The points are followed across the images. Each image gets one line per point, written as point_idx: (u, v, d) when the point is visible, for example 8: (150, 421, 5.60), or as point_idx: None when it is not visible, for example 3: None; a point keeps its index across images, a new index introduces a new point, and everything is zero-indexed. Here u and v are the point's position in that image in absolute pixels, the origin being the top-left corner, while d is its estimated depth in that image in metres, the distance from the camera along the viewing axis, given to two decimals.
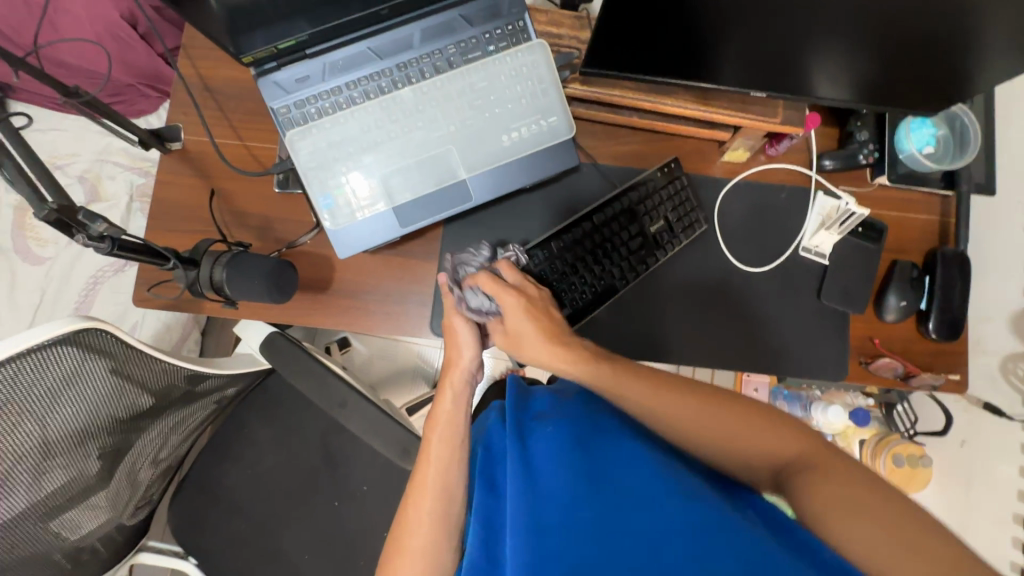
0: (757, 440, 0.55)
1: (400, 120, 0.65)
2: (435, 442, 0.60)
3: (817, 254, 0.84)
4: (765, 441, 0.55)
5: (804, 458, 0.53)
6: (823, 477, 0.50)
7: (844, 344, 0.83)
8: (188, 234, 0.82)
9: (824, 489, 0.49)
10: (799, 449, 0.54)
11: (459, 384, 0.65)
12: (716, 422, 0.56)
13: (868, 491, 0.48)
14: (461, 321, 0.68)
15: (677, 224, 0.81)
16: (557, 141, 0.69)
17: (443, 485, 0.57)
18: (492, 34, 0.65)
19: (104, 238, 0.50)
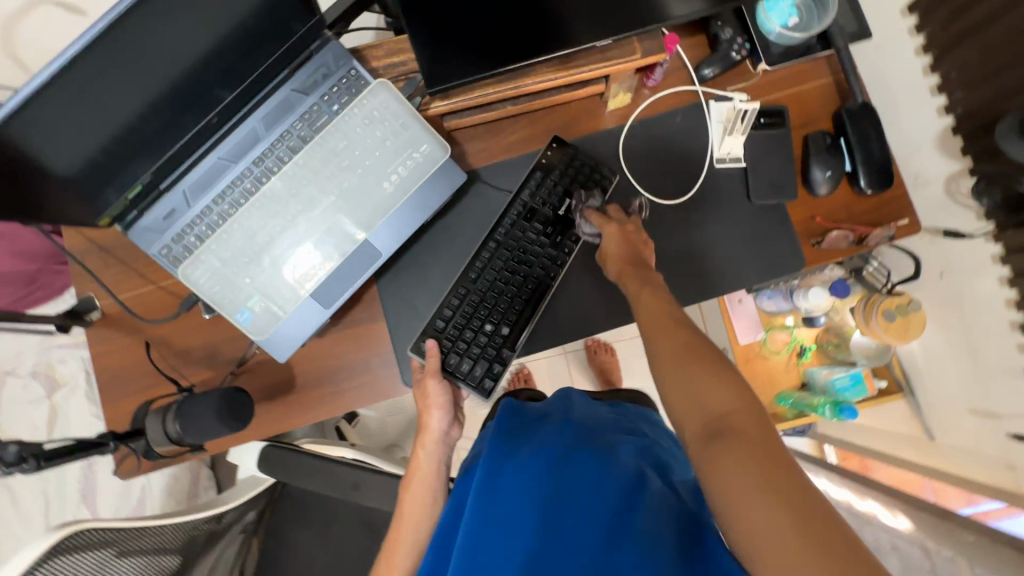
0: (703, 391, 0.52)
1: (279, 212, 0.65)
2: (410, 504, 0.69)
3: (732, 161, 0.83)
4: (713, 392, 0.51)
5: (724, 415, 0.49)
6: (736, 450, 0.45)
7: (791, 232, 0.82)
8: (143, 392, 0.82)
9: (729, 466, 0.44)
10: (729, 409, 0.49)
11: (432, 445, 0.72)
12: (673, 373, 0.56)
13: (770, 480, 0.42)
14: (435, 384, 0.71)
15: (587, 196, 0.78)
16: (436, 166, 0.68)
17: (415, 535, 0.66)
18: (330, 94, 0.64)
19: (23, 458, 0.48)
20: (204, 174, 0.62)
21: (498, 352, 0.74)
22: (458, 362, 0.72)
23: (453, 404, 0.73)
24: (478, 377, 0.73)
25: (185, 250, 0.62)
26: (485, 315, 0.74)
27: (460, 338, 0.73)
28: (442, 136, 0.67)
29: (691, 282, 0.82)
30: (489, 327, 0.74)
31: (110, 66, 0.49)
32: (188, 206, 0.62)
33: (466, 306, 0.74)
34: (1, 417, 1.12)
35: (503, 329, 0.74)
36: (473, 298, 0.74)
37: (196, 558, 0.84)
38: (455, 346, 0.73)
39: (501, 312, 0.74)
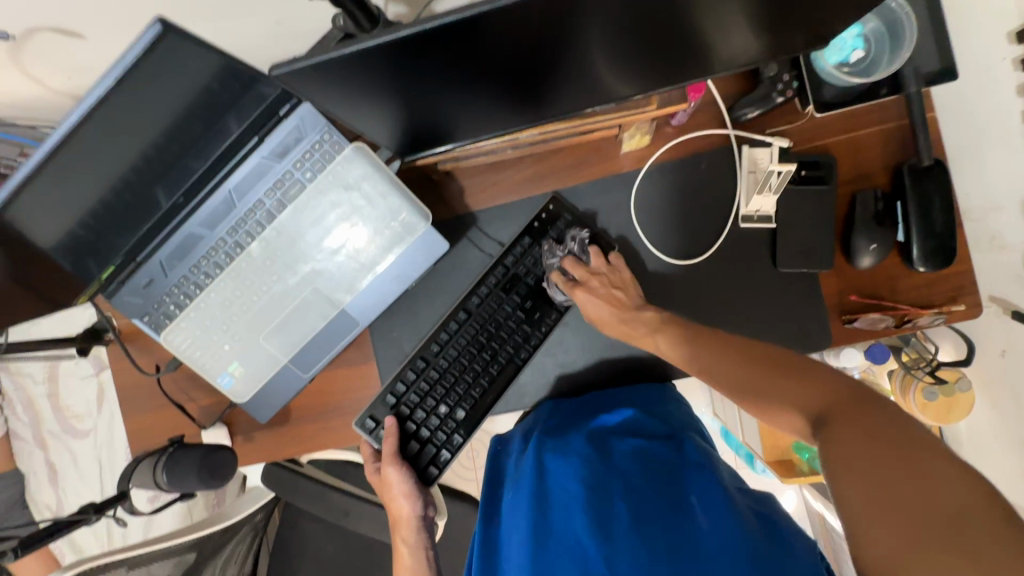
0: (793, 392, 0.54)
1: (253, 283, 0.63)
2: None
3: (761, 218, 0.73)
4: (800, 395, 0.53)
5: (830, 405, 0.51)
6: (834, 440, 0.47)
7: (818, 305, 0.73)
8: (155, 411, 0.87)
9: (840, 449, 0.46)
10: (827, 400, 0.51)
11: (410, 533, 0.70)
12: (732, 371, 0.59)
13: (872, 448, 0.45)
14: (396, 471, 0.69)
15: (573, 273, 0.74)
16: (416, 237, 0.64)
17: None
18: (302, 162, 0.60)
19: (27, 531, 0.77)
20: (178, 245, 0.61)
21: (451, 433, 0.72)
22: (410, 443, 0.71)
23: (422, 487, 0.70)
24: (426, 460, 0.71)
25: (165, 318, 0.63)
26: (441, 395, 0.72)
27: (412, 417, 0.72)
28: (423, 205, 0.63)
29: None
30: (443, 409, 0.72)
31: (68, 171, 0.49)
32: (166, 276, 0.62)
33: (432, 377, 0.72)
34: (64, 387, 1.28)
35: (462, 411, 0.72)
36: (440, 374, 0.72)
37: (211, 555, 0.94)
38: (410, 423, 0.72)
39: (460, 391, 0.72)
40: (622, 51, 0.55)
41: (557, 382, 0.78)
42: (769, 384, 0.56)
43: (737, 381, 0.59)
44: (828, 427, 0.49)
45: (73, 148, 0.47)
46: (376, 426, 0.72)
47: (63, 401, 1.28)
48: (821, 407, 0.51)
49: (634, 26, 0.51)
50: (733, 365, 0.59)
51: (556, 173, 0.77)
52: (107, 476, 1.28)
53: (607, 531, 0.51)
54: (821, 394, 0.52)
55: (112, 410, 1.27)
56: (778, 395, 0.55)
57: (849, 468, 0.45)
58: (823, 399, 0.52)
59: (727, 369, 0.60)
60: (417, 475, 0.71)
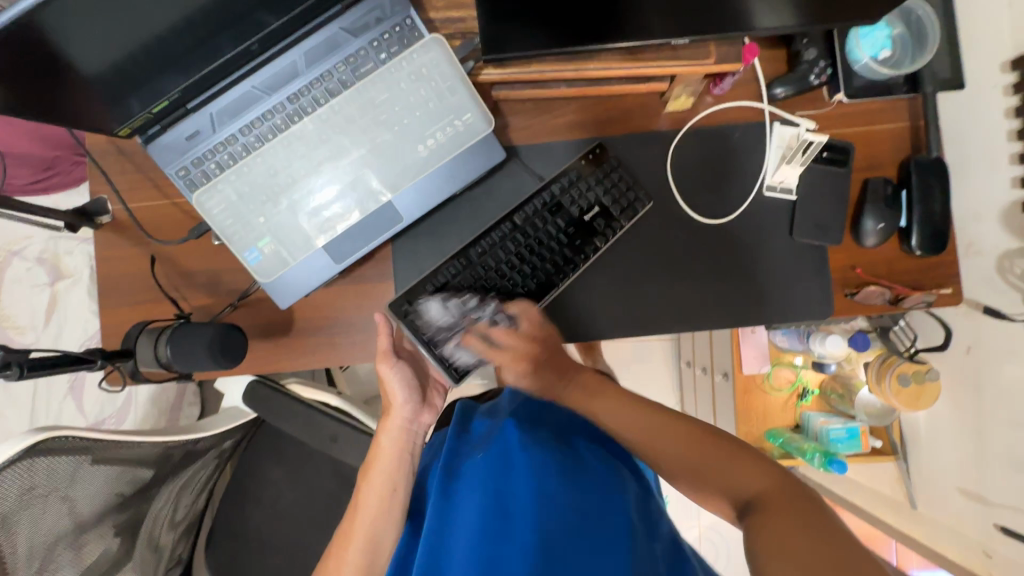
0: (732, 471, 0.55)
1: (305, 156, 0.61)
2: (368, 493, 0.64)
3: (783, 190, 0.79)
4: (742, 473, 0.54)
5: (766, 492, 0.51)
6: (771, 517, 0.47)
7: (826, 279, 0.79)
8: (140, 306, 0.81)
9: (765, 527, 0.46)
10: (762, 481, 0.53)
11: (395, 429, 0.70)
12: (693, 457, 0.58)
13: (805, 532, 0.44)
14: (390, 368, 0.71)
15: (613, 213, 0.77)
16: (477, 139, 0.64)
17: (375, 528, 0.62)
18: (380, 41, 0.60)
19: None
20: (234, 103, 0.59)
21: (484, 339, 0.72)
22: (433, 337, 0.70)
23: (417, 387, 0.72)
24: (457, 358, 0.71)
25: (202, 178, 0.60)
26: (481, 299, 0.73)
27: (448, 312, 0.71)
28: (488, 108, 0.63)
29: (711, 307, 0.79)
30: (482, 313, 0.72)
31: None
32: (214, 132, 0.59)
33: (472, 280, 0.72)
34: (8, 295, 1.16)
35: (500, 318, 0.72)
36: (482, 278, 0.73)
37: (169, 476, 0.87)
38: (446, 323, 0.71)
39: (498, 299, 0.73)
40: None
41: (574, 322, 0.79)
42: (717, 467, 0.57)
43: (684, 465, 0.59)
44: (762, 512, 0.48)
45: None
46: (409, 311, 0.70)
47: (3, 310, 1.15)
48: (758, 491, 0.51)
49: None
50: (691, 442, 0.60)
51: (600, 121, 0.80)
52: (39, 400, 1.15)
53: (569, 551, 0.50)
54: (764, 481, 0.52)
55: (61, 325, 1.15)
56: (728, 474, 0.55)
57: (770, 547, 0.44)
58: (757, 488, 0.52)
59: (674, 456, 0.60)
60: (413, 372, 0.72)
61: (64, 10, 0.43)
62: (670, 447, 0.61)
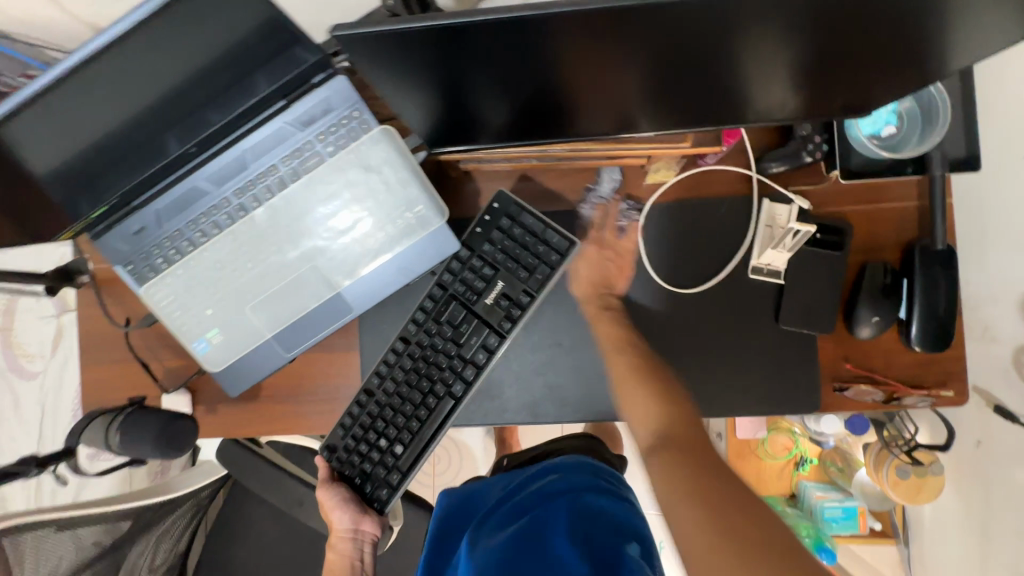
0: (634, 407, 0.69)
1: (253, 249, 0.60)
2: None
3: (769, 273, 0.73)
4: (646, 415, 0.68)
5: (670, 441, 0.64)
6: (689, 466, 0.59)
7: (814, 369, 0.73)
8: (116, 364, 0.82)
9: (675, 479, 0.59)
10: (672, 427, 0.66)
11: (342, 541, 0.73)
12: (638, 407, 0.69)
13: (715, 485, 0.57)
14: (325, 494, 0.73)
15: (521, 281, 0.70)
16: (429, 230, 0.62)
17: None
18: (328, 133, 0.58)
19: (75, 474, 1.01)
20: (178, 198, 0.58)
21: (402, 454, 0.72)
22: (347, 469, 0.74)
23: (357, 501, 0.73)
24: (376, 486, 0.73)
25: (150, 272, 0.60)
26: (389, 420, 0.72)
27: (362, 444, 0.73)
28: (442, 200, 0.61)
29: (687, 393, 0.74)
30: (395, 431, 0.72)
31: (82, 103, 0.46)
32: (160, 227, 0.59)
33: (381, 401, 0.73)
34: (19, 324, 1.21)
35: (407, 437, 0.72)
36: (389, 398, 0.72)
37: (142, 530, 0.88)
38: (360, 451, 0.73)
39: (407, 413, 0.72)
40: (672, 92, 0.55)
41: (540, 402, 0.76)
42: (641, 408, 0.68)
43: (632, 403, 0.70)
44: (671, 454, 0.62)
45: (93, 76, 0.44)
46: (331, 455, 0.74)
47: (16, 339, 1.21)
48: (669, 437, 0.65)
49: (686, 62, 0.50)
50: (632, 384, 0.70)
51: (576, 192, 0.76)
52: (46, 425, 1.21)
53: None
54: (687, 434, 0.65)
55: (66, 355, 1.20)
56: (644, 411, 0.68)
57: (684, 512, 0.55)
58: (670, 429, 0.66)
59: (644, 407, 0.68)
60: (349, 490, 0.73)
61: (10, 138, 0.45)
62: (634, 399, 0.69)
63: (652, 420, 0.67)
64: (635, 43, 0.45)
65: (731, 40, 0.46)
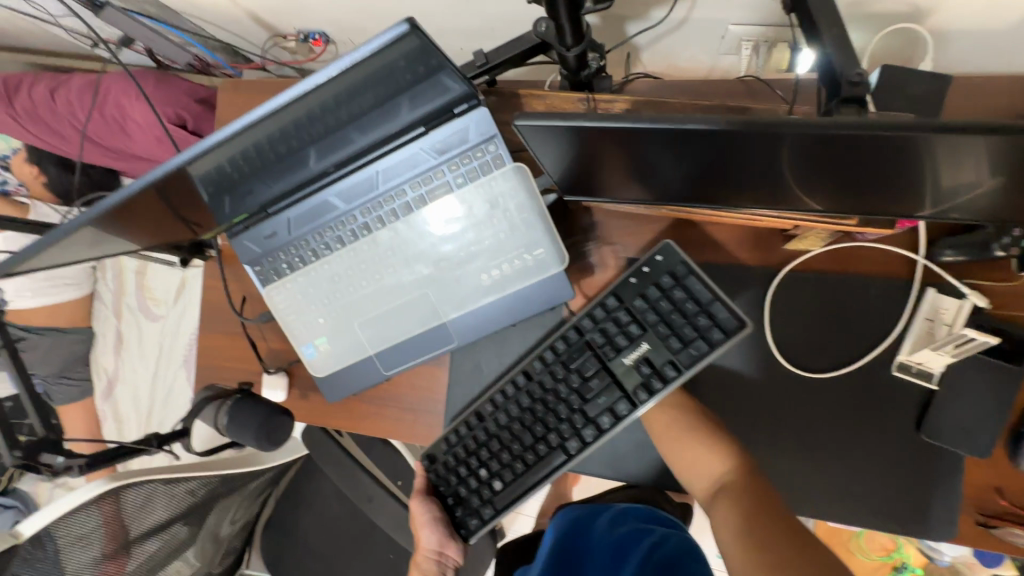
0: (691, 465, 0.65)
1: (370, 267, 0.61)
2: None
3: (919, 373, 0.63)
4: (699, 467, 0.64)
5: (730, 474, 0.62)
6: (733, 509, 0.59)
7: (956, 493, 0.63)
8: (228, 337, 0.87)
9: (729, 533, 0.58)
10: (722, 471, 0.63)
11: (426, 565, 0.73)
12: (684, 448, 0.65)
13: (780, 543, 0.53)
14: (420, 505, 0.73)
15: (672, 350, 0.63)
16: (546, 275, 0.59)
17: None
18: (460, 163, 0.56)
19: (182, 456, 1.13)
20: (310, 209, 0.59)
21: (500, 492, 0.70)
22: (442, 486, 0.73)
23: (446, 524, 0.72)
24: (465, 513, 0.71)
25: (275, 274, 0.62)
26: (493, 451, 0.70)
27: (462, 467, 0.72)
28: (565, 247, 0.57)
29: (792, 489, 0.67)
30: (497, 464, 0.70)
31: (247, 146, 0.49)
32: (290, 233, 0.61)
33: (490, 430, 0.70)
34: (152, 271, 1.35)
35: (509, 475, 0.69)
36: (499, 430, 0.70)
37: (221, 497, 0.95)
38: (458, 473, 0.72)
39: (514, 452, 0.69)
40: (847, 177, 0.47)
41: (624, 461, 0.72)
42: (689, 454, 0.65)
43: (674, 450, 0.66)
44: (728, 496, 0.60)
45: (263, 128, 0.47)
46: (433, 466, 0.73)
47: (148, 283, 1.35)
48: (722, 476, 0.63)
49: (876, 155, 0.42)
50: (665, 423, 0.67)
51: (704, 246, 0.69)
52: (161, 364, 1.35)
53: None
54: (724, 462, 0.63)
55: (185, 305, 1.32)
56: (697, 461, 0.64)
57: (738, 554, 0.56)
58: (721, 467, 0.63)
59: (672, 447, 0.66)
60: (443, 510, 0.73)
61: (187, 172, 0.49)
62: (679, 450, 0.66)
63: (701, 466, 0.64)
64: (801, 144, 0.41)
65: (928, 153, 0.40)
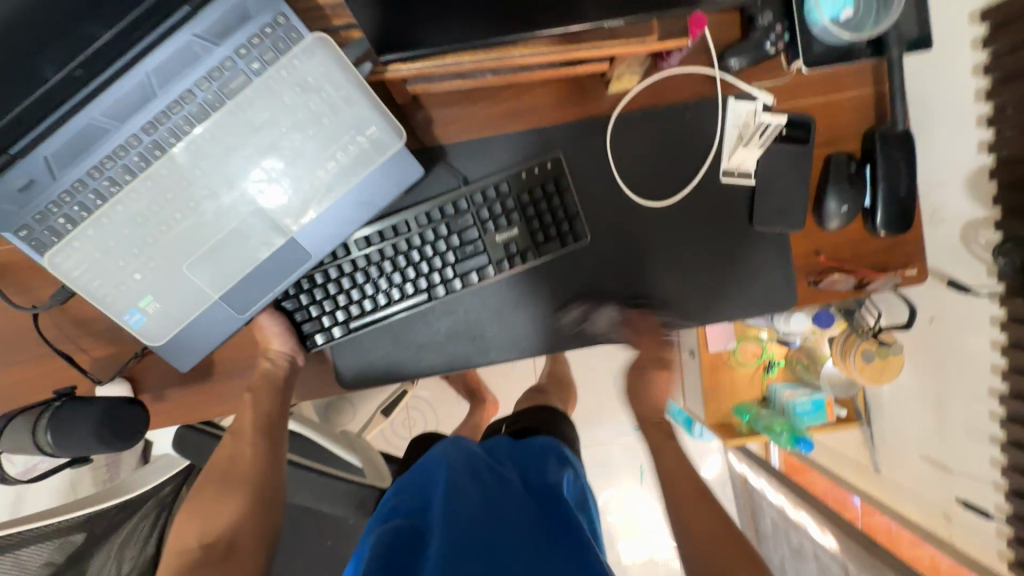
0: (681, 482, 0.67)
1: (179, 196, 0.51)
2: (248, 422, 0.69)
3: (740, 176, 0.72)
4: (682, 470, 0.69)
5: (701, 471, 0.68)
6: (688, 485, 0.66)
7: (788, 267, 0.74)
8: (31, 364, 0.70)
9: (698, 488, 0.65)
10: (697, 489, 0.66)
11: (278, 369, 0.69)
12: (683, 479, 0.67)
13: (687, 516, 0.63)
14: (271, 317, 0.67)
15: (536, 242, 0.70)
16: (387, 156, 0.55)
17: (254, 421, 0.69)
18: (250, 46, 0.49)
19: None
20: (71, 140, 0.47)
21: (351, 318, 0.70)
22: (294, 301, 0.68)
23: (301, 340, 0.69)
24: (312, 327, 0.69)
25: (52, 235, 0.50)
26: (353, 285, 0.69)
27: (317, 287, 0.68)
28: (398, 121, 0.54)
29: (669, 309, 0.74)
30: (354, 293, 0.69)
31: None
32: (54, 178, 0.48)
33: (356, 268, 0.68)
34: None
35: (362, 307, 0.69)
36: (368, 268, 0.68)
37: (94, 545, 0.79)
38: (310, 291, 0.68)
39: (373, 288, 0.69)
40: None
41: (522, 337, 0.73)
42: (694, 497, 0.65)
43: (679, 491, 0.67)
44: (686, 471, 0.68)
45: None
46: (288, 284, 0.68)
47: None
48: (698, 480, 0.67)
49: None
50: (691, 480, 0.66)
51: (538, 110, 0.71)
52: None
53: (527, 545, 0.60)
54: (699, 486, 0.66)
55: None
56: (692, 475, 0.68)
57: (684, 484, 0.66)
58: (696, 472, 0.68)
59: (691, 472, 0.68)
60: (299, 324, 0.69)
61: None
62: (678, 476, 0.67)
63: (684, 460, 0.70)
64: None
65: None
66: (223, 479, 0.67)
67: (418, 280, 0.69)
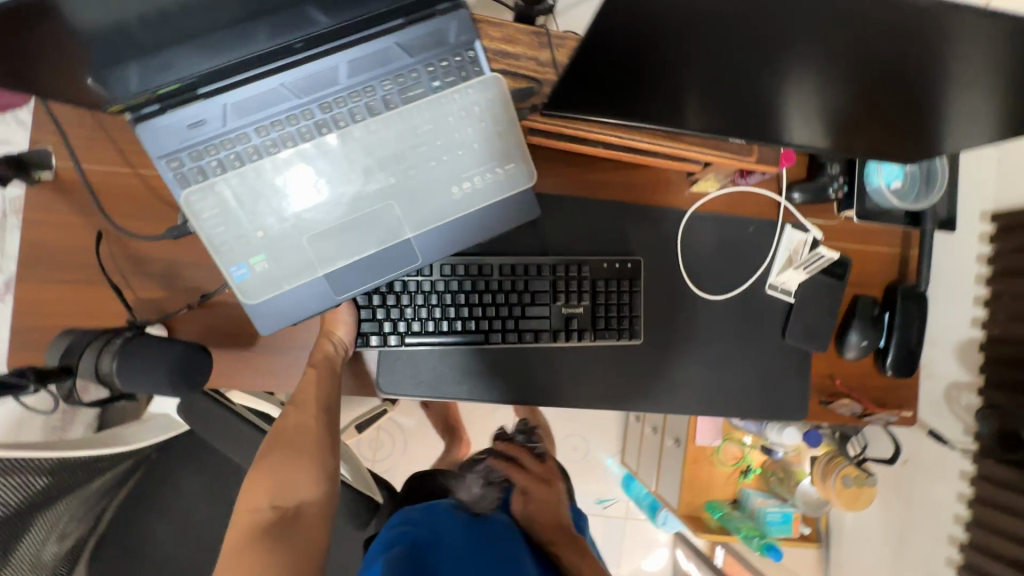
0: None
1: (325, 173, 0.54)
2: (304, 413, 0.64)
3: (783, 292, 0.81)
4: None
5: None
6: None
7: (806, 384, 0.81)
8: (67, 287, 0.66)
9: None
10: None
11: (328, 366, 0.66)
12: None
13: None
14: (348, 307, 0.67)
15: (597, 325, 0.74)
16: (514, 191, 0.60)
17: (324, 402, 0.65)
18: (436, 66, 0.54)
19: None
20: (253, 97, 0.50)
21: (409, 330, 0.69)
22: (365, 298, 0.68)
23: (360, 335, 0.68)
24: (369, 327, 0.68)
25: (197, 174, 0.51)
26: (425, 301, 0.69)
27: (393, 291, 0.68)
28: (534, 164, 0.60)
29: (698, 394, 0.80)
30: (423, 311, 0.69)
31: None
32: (222, 124, 0.50)
33: (433, 288, 0.70)
34: None
35: (425, 327, 0.69)
36: (445, 293, 0.70)
37: (62, 494, 0.70)
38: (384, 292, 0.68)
39: (443, 311, 0.70)
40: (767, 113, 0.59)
41: (563, 386, 0.76)
42: None
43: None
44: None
45: None
46: None
47: None
48: None
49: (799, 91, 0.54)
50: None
51: (627, 187, 0.78)
52: None
53: None
54: None
55: None
56: None
57: None
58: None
59: None
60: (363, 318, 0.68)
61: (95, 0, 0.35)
62: None
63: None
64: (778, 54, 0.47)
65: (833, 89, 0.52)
66: (293, 445, 0.62)
67: (484, 323, 0.71)
